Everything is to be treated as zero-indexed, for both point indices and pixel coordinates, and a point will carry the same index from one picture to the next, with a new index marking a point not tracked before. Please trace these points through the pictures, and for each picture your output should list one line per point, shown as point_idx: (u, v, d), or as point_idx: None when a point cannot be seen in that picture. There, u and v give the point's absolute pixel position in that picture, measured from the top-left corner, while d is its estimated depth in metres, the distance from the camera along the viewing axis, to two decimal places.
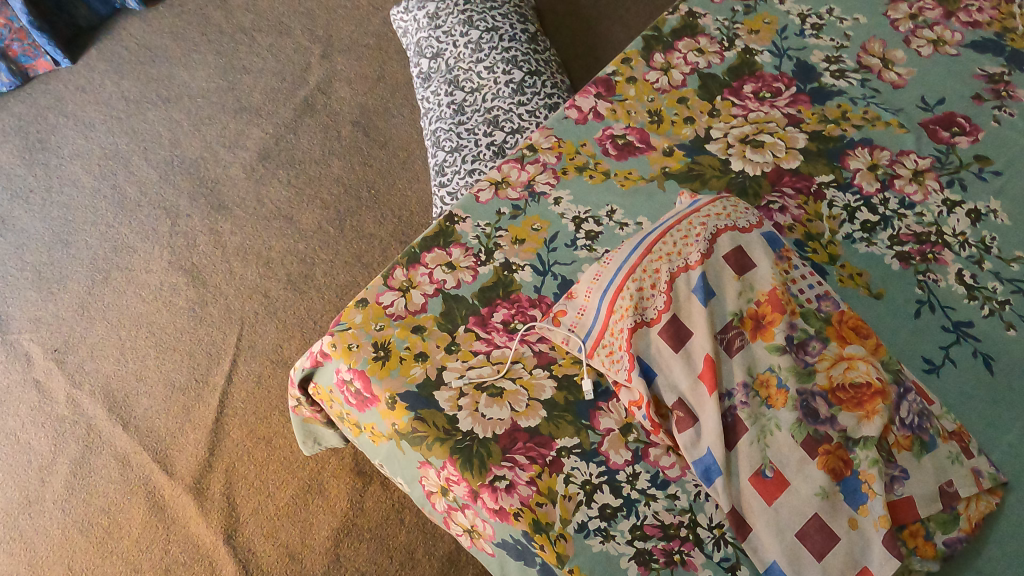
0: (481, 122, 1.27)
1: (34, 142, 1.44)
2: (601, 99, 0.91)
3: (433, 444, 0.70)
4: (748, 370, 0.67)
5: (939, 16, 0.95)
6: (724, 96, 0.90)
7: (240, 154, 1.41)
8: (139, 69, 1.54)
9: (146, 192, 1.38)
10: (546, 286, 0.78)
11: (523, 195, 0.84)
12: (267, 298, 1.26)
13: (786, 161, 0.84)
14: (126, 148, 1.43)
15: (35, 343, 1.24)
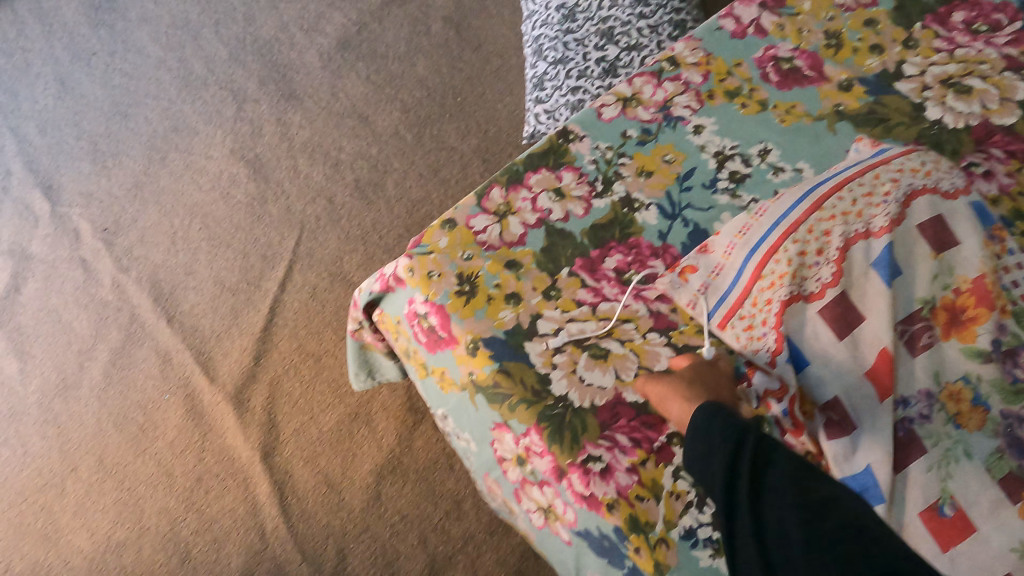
0: (594, 32, 1.09)
1: (102, 1, 1.33)
2: (767, 10, 0.73)
3: (517, 405, 0.57)
4: (935, 375, 0.52)
5: None
6: (926, 24, 0.71)
7: (318, 40, 1.27)
8: None
9: (213, 69, 1.26)
10: (674, 234, 0.64)
11: (657, 118, 0.69)
12: (331, 204, 1.14)
13: (998, 114, 0.66)
14: (198, 18, 1.31)
15: (85, 219, 1.15)
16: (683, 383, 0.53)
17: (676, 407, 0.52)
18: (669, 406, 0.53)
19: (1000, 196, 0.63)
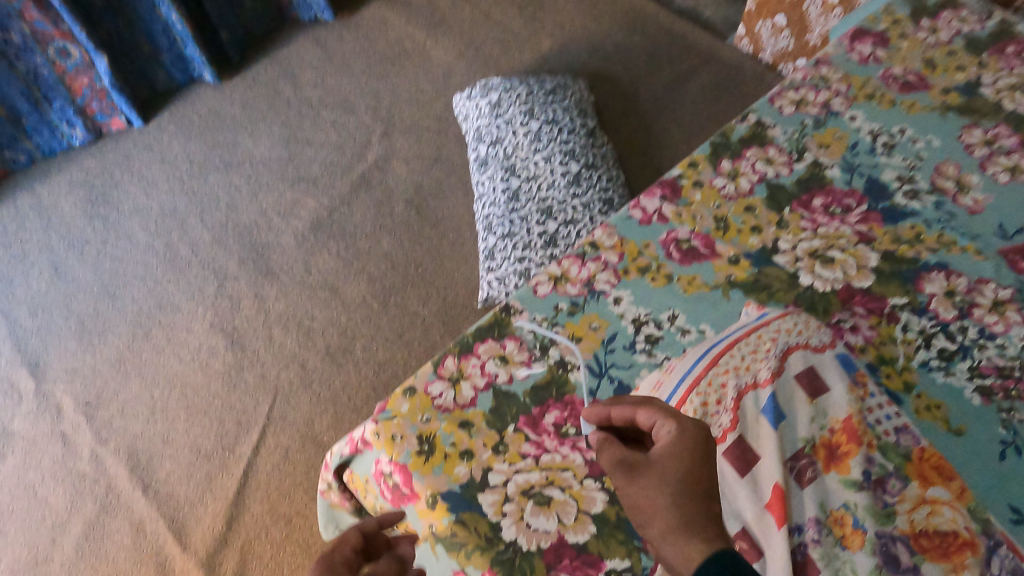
0: (535, 210, 1.26)
1: (97, 195, 1.48)
2: (666, 201, 0.90)
3: (472, 552, 0.64)
4: (821, 505, 0.62)
5: (1015, 144, 0.92)
6: (793, 207, 0.88)
7: (293, 223, 1.43)
8: (208, 133, 1.59)
9: (197, 252, 1.39)
10: (602, 389, 0.75)
11: (583, 292, 0.82)
12: (303, 369, 1.24)
13: (857, 278, 0.81)
14: (185, 208, 1.46)
15: (68, 395, 1.23)
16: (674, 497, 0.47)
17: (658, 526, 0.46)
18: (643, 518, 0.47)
19: (866, 346, 0.76)
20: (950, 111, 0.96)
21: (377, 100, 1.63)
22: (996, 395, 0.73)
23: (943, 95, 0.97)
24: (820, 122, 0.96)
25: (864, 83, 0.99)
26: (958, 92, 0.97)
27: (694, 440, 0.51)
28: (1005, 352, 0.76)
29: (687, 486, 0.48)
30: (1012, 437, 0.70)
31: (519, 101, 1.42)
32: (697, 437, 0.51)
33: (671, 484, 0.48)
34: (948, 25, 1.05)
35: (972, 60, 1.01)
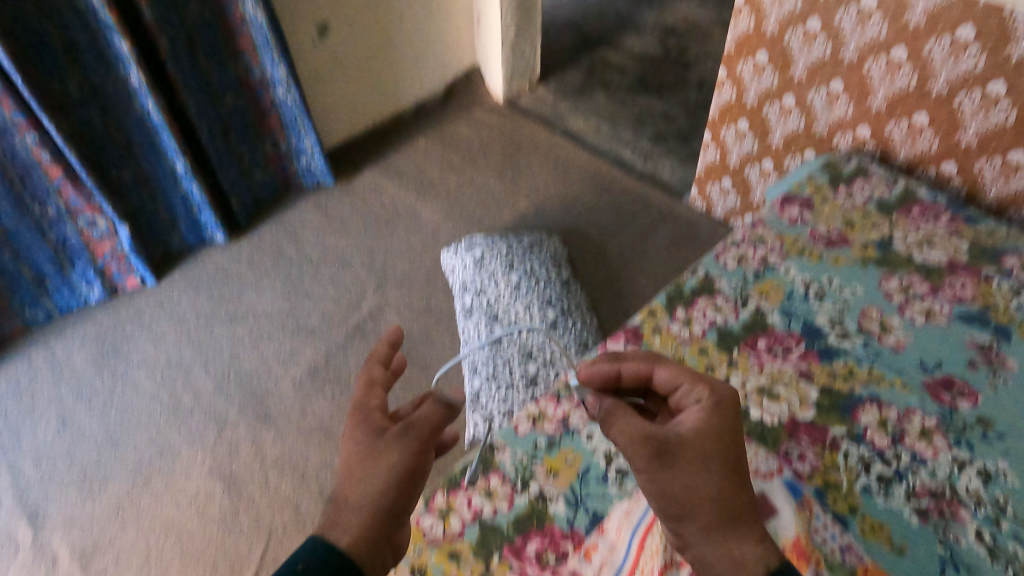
0: (517, 353, 1.38)
1: (108, 348, 1.59)
2: (630, 345, 1.02)
3: None
4: None
5: (926, 290, 1.06)
6: (741, 349, 1.00)
7: (292, 370, 1.53)
8: (215, 289, 1.73)
9: (200, 400, 1.48)
10: (579, 519, 0.83)
11: (559, 429, 0.92)
12: (297, 511, 1.28)
13: (801, 411, 0.92)
14: (190, 358, 1.56)
15: (64, 545, 1.25)
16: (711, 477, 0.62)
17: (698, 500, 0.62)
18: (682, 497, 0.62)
19: (813, 472, 0.85)
20: (869, 263, 1.11)
21: (372, 256, 1.80)
22: (933, 515, 0.81)
23: (862, 249, 1.14)
24: (759, 275, 1.10)
25: (795, 240, 1.16)
26: (875, 246, 1.14)
27: (712, 425, 0.66)
28: (935, 475, 0.85)
29: (715, 458, 0.64)
30: (949, 555, 0.78)
31: (500, 257, 1.59)
32: (708, 428, 0.66)
33: (705, 467, 0.63)
34: (861, 190, 1.24)
35: (883, 219, 1.18)
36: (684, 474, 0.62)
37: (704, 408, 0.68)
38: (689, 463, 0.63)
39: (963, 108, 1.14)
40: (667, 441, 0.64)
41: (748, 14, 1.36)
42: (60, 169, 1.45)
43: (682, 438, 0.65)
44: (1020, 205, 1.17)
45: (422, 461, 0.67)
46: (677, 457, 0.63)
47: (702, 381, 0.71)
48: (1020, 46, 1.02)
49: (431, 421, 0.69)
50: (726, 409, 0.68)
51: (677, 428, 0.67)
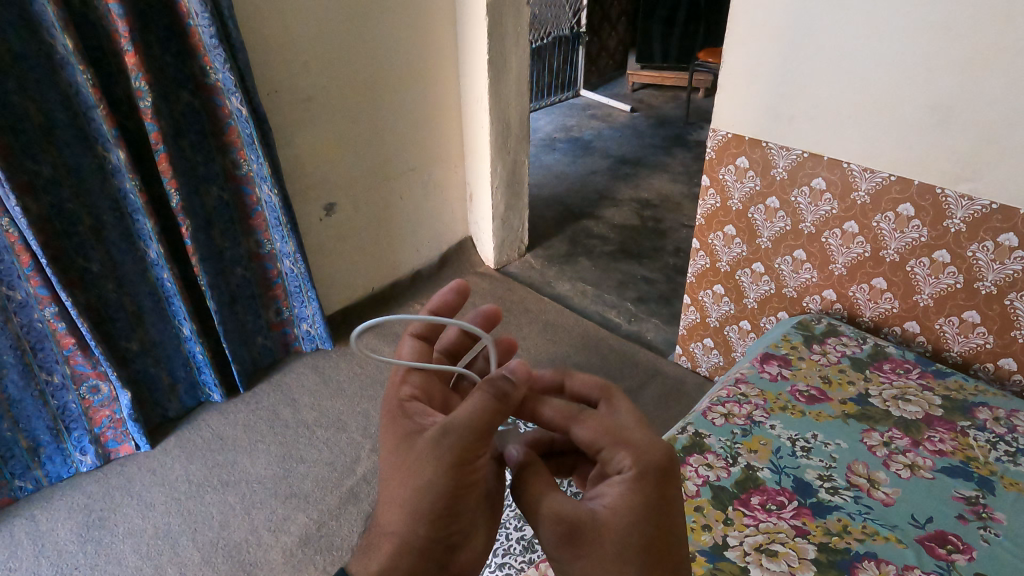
0: (513, 516, 1.38)
1: (95, 519, 1.58)
2: None
3: None
4: None
5: (908, 443, 1.11)
6: (735, 505, 1.01)
7: (282, 538, 1.50)
8: (209, 455, 1.74)
9: (184, 573, 1.43)
10: None
11: None
12: None
13: (800, 570, 0.90)
14: (177, 527, 1.54)
15: None
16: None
17: None
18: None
19: None
20: (850, 418, 1.16)
21: (367, 418, 1.82)
22: None
23: (842, 404, 1.19)
24: (746, 430, 1.14)
25: (777, 396, 1.22)
26: (853, 401, 1.19)
27: (629, 507, 0.64)
28: None
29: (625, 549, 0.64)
30: None
31: None
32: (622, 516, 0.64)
33: (625, 567, 0.64)
34: (835, 348, 1.32)
35: (858, 375, 1.25)
36: (604, 573, 0.64)
37: (626, 485, 0.64)
38: (610, 564, 0.64)
39: (915, 273, 1.25)
40: (587, 534, 0.64)
41: (714, 192, 1.53)
42: (72, 338, 1.55)
43: (599, 526, 0.64)
44: (984, 360, 1.24)
45: (462, 473, 0.64)
46: (596, 550, 0.64)
47: (625, 446, 0.66)
48: (953, 221, 1.16)
49: (471, 423, 0.62)
50: (649, 484, 0.64)
51: (597, 509, 0.65)
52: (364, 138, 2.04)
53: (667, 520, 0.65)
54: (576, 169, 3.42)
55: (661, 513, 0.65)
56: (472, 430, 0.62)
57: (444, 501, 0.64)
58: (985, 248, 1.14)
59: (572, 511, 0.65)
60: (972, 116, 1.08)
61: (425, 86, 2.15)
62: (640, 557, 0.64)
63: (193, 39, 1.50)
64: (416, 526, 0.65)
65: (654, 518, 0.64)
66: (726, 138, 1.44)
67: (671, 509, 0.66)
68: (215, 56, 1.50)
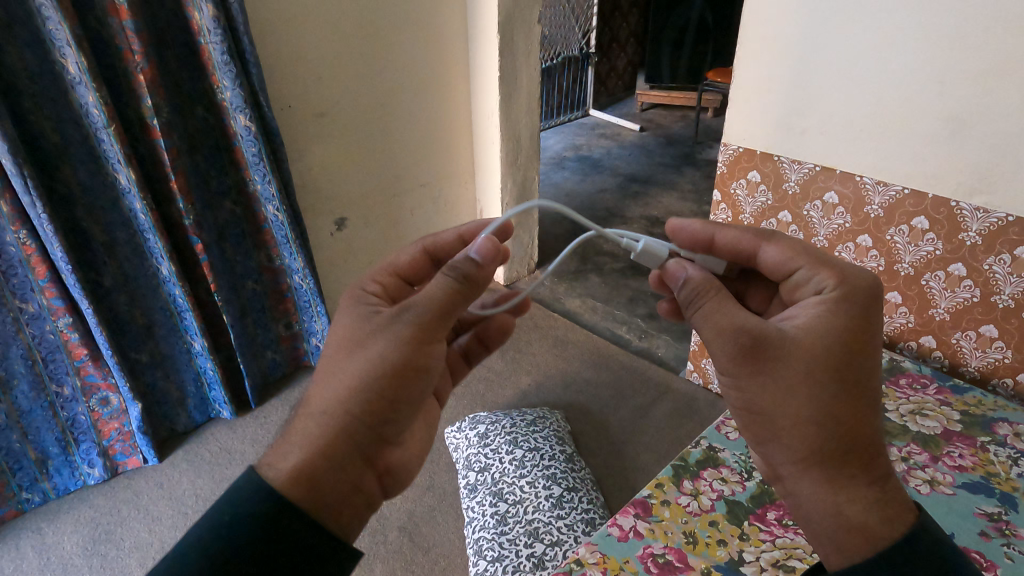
0: (522, 532, 1.36)
1: (101, 532, 1.58)
2: (640, 518, 1.00)
3: None
4: None
5: (926, 458, 1.08)
6: (751, 520, 0.99)
7: None
8: (216, 469, 1.75)
9: None
10: None
11: None
12: None
13: None
14: None
15: None
16: (810, 395, 0.64)
17: (788, 415, 0.65)
18: (772, 405, 0.66)
19: None
20: None
21: None
22: None
23: None
24: None
25: None
26: None
27: (828, 326, 0.65)
28: None
29: (820, 368, 0.64)
30: None
31: (504, 432, 1.63)
32: (818, 333, 0.65)
33: (815, 387, 0.64)
34: None
35: None
36: (789, 395, 0.65)
37: (825, 308, 0.66)
38: (799, 384, 0.64)
39: (931, 287, 1.24)
40: (775, 347, 0.64)
41: (725, 207, 1.53)
42: (84, 348, 1.55)
43: (795, 341, 0.65)
44: (1003, 375, 1.22)
45: (413, 349, 0.68)
46: (781, 370, 0.65)
47: (829, 271, 0.69)
48: (968, 233, 1.15)
49: (431, 303, 0.68)
50: (853, 307, 0.66)
51: (788, 328, 0.66)
52: (375, 154, 2.06)
53: (869, 348, 0.65)
54: (586, 187, 3.43)
55: (863, 339, 0.65)
56: (432, 312, 0.68)
57: (388, 380, 0.67)
58: (1001, 261, 1.12)
59: (757, 324, 0.65)
60: (986, 129, 1.07)
61: (436, 104, 2.17)
62: (832, 379, 0.64)
63: (203, 57, 1.52)
64: (351, 405, 0.66)
65: (855, 340, 0.65)
66: (738, 152, 1.44)
67: (873, 339, 0.65)
68: (224, 72, 1.51)
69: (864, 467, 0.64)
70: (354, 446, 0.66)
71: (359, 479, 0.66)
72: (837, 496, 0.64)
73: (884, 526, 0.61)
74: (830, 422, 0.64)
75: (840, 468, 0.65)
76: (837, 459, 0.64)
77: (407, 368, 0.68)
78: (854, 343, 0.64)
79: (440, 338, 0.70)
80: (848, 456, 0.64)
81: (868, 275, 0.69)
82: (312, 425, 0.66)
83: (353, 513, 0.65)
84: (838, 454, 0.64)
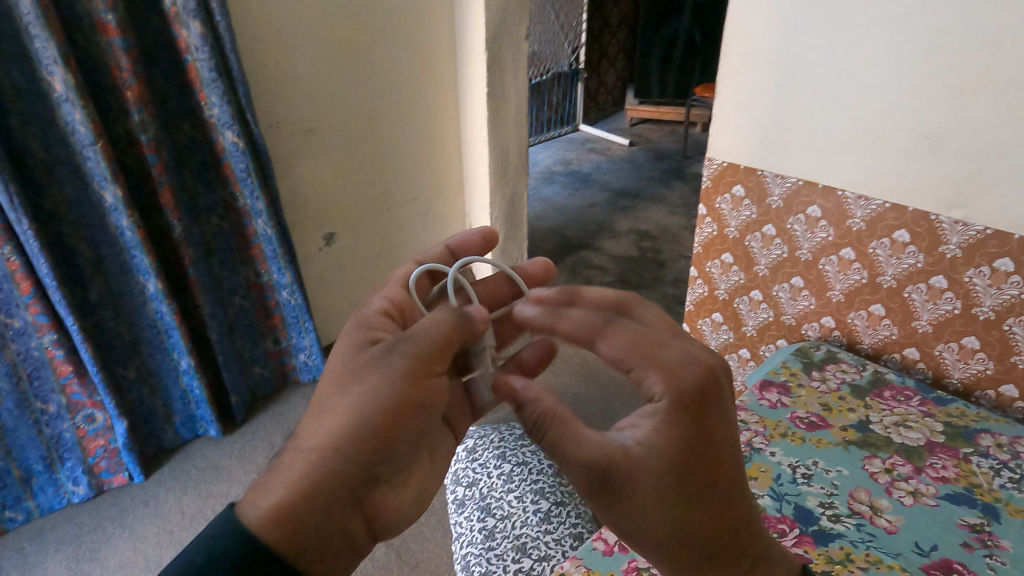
0: (510, 547, 1.35)
1: (84, 551, 1.57)
2: None
3: None
4: None
5: (910, 470, 1.09)
6: None
7: None
8: (203, 486, 1.75)
9: None
10: None
11: None
12: None
13: None
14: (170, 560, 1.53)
15: None
16: (665, 512, 0.61)
17: (650, 532, 0.62)
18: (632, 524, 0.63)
19: None
20: (851, 445, 1.15)
21: None
22: None
23: (842, 431, 1.18)
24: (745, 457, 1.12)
25: (776, 423, 1.20)
26: (854, 428, 1.18)
27: (662, 446, 0.60)
28: None
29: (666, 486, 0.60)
30: None
31: (492, 446, 1.63)
32: (658, 449, 0.60)
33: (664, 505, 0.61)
34: (834, 375, 1.31)
35: (858, 402, 1.24)
36: (638, 519, 0.62)
37: (656, 424, 0.60)
38: (647, 507, 0.61)
39: (913, 299, 1.25)
40: (619, 476, 0.61)
41: (711, 221, 1.54)
42: (69, 365, 1.54)
43: (635, 465, 0.61)
44: (985, 387, 1.23)
45: (414, 385, 0.65)
46: (624, 497, 0.62)
47: (656, 364, 0.61)
48: (949, 246, 1.16)
49: (432, 336, 0.66)
50: (683, 420, 0.60)
51: (627, 446, 0.62)
52: (364, 170, 2.07)
53: (712, 456, 0.60)
54: (576, 202, 3.44)
55: (703, 446, 0.60)
56: (434, 345, 0.65)
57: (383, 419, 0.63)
58: (981, 273, 1.13)
59: (597, 453, 0.62)
60: (963, 143, 1.09)
61: (425, 119, 2.18)
62: (676, 499, 0.60)
63: (190, 74, 1.53)
64: (342, 445, 0.61)
65: (694, 454, 0.60)
66: (722, 166, 1.46)
67: (714, 441, 0.60)
68: (212, 89, 1.52)
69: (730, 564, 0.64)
70: (344, 487, 0.62)
71: (345, 520, 0.63)
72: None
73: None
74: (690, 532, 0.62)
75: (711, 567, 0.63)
76: (700, 566, 0.63)
77: (407, 405, 0.64)
78: (692, 458, 0.60)
79: (443, 370, 0.67)
80: (712, 559, 0.63)
81: (702, 367, 0.61)
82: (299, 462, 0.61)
83: (335, 558, 0.62)
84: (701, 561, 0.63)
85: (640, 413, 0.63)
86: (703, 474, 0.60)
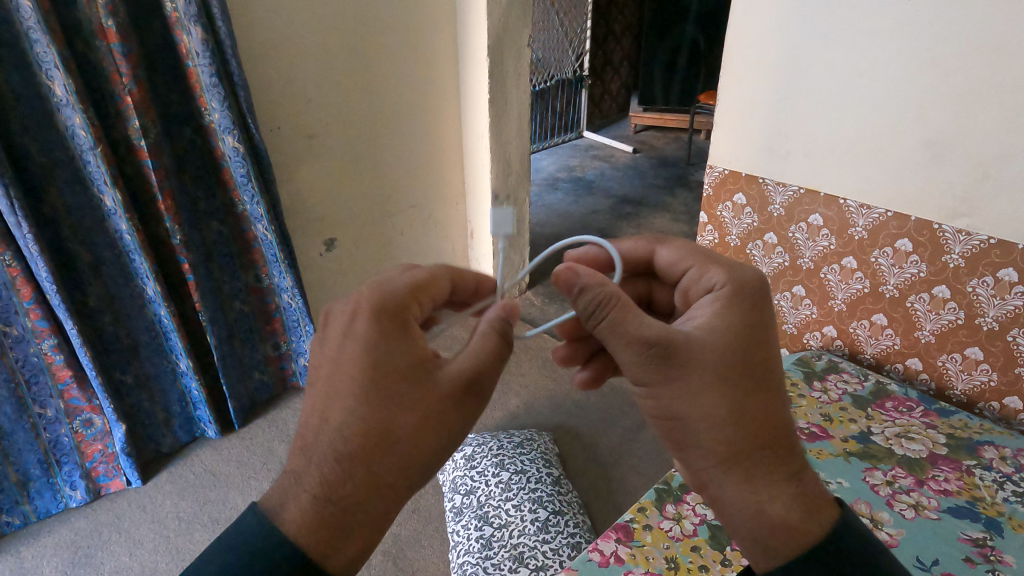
0: (507, 556, 1.33)
1: (81, 556, 1.56)
2: (622, 543, 0.98)
3: None
4: None
5: (911, 482, 1.07)
6: (733, 545, 0.97)
7: None
8: (201, 492, 1.74)
9: None
10: None
11: None
12: None
13: None
14: (166, 565, 1.53)
15: None
16: (725, 391, 0.62)
17: (702, 413, 0.62)
18: (683, 409, 0.63)
19: None
20: (852, 456, 1.13)
21: None
22: None
23: (843, 443, 1.16)
24: None
25: None
26: (854, 440, 1.17)
27: (729, 322, 0.64)
28: None
29: (724, 360, 0.62)
30: None
31: (490, 454, 1.63)
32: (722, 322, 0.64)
33: (724, 384, 0.62)
34: (836, 385, 1.30)
35: (860, 413, 1.22)
36: (700, 397, 0.62)
37: (721, 304, 0.65)
38: (705, 387, 0.62)
39: (916, 309, 1.23)
40: (682, 349, 0.62)
41: (712, 228, 1.53)
42: (68, 370, 1.54)
43: (695, 339, 0.63)
44: (989, 399, 1.21)
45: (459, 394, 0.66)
46: (692, 374, 0.62)
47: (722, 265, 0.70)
48: (952, 256, 1.14)
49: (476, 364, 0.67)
50: (747, 301, 0.65)
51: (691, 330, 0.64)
52: (365, 175, 2.07)
53: (770, 336, 0.65)
54: (579, 208, 3.44)
55: (763, 332, 0.65)
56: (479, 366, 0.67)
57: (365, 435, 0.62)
58: (985, 283, 1.12)
59: (663, 330, 0.63)
60: (967, 152, 1.08)
61: (425, 126, 2.18)
62: (744, 377, 0.63)
63: (191, 80, 1.53)
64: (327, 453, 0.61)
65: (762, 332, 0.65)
66: (723, 174, 1.45)
67: (771, 331, 0.65)
68: (212, 94, 1.52)
69: (783, 467, 0.63)
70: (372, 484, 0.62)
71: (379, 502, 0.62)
72: (759, 495, 0.61)
73: (810, 523, 0.59)
74: (745, 419, 0.62)
75: (761, 466, 0.62)
76: (756, 464, 0.62)
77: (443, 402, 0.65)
78: (758, 337, 0.64)
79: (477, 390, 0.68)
80: (765, 453, 0.62)
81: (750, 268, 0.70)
82: (379, 501, 0.62)
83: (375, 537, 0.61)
84: (754, 456, 0.62)
85: (699, 305, 0.68)
86: (765, 357, 0.64)
